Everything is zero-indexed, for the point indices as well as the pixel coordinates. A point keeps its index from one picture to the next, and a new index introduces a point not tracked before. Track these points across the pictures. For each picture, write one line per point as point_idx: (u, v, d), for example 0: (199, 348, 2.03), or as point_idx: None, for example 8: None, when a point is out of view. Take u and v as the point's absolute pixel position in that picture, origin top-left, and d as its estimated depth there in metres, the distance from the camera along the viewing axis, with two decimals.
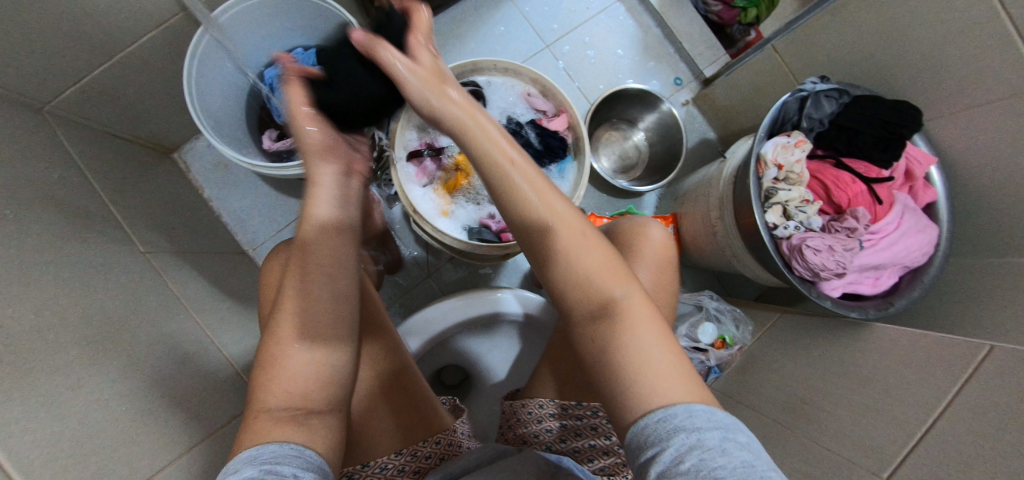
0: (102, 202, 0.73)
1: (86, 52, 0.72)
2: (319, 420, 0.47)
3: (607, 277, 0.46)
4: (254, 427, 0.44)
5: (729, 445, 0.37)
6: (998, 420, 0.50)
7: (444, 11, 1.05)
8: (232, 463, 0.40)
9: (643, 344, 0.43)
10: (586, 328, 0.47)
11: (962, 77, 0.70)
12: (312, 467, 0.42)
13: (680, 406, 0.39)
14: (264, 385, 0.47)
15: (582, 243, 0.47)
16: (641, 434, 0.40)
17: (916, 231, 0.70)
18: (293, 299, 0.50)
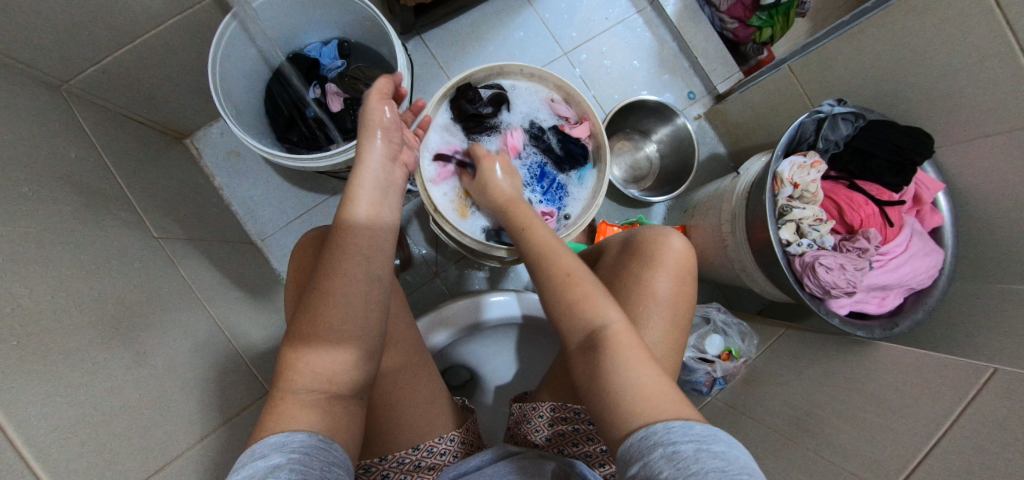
0: (117, 185, 0.72)
1: (109, 34, 0.71)
2: (340, 407, 0.49)
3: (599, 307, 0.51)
4: (280, 410, 0.46)
5: (704, 456, 0.38)
6: (1003, 442, 0.52)
7: (465, 13, 1.06)
8: (259, 447, 0.43)
9: (633, 370, 0.46)
10: (577, 357, 0.50)
11: (973, 108, 0.72)
12: (333, 459, 0.45)
13: (657, 423, 0.41)
14: (290, 363, 0.48)
15: (585, 285, 0.54)
16: (627, 449, 0.41)
17: (924, 254, 0.72)
18: (337, 285, 0.50)
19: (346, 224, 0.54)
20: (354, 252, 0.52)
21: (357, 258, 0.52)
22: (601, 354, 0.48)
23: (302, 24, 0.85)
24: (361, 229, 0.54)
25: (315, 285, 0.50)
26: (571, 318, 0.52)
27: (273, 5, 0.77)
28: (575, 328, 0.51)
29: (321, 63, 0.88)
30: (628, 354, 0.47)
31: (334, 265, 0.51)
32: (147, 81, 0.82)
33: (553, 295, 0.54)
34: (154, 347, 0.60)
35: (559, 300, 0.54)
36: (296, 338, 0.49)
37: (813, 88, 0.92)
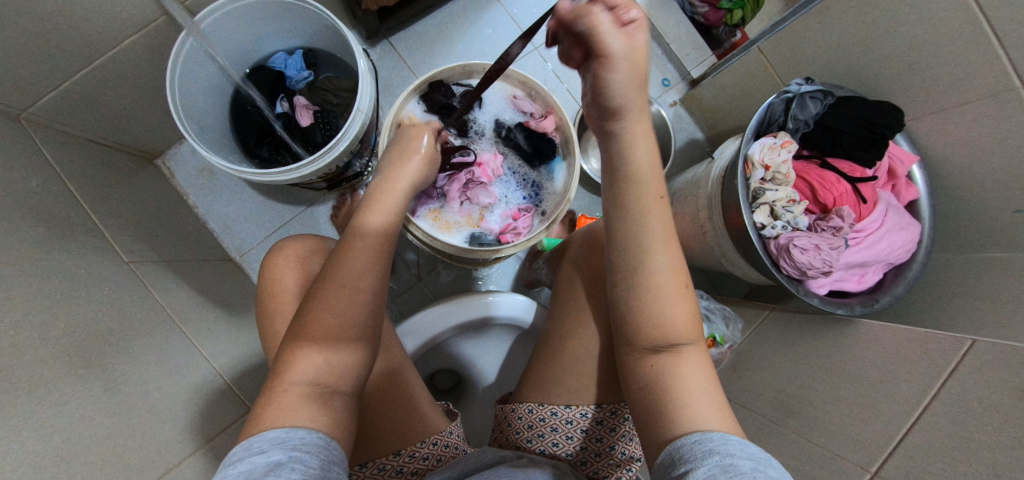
0: (83, 212, 0.71)
1: (64, 59, 0.70)
2: (340, 402, 0.46)
3: (686, 327, 0.48)
4: (280, 401, 0.43)
5: (760, 475, 0.38)
6: (984, 414, 0.52)
7: (432, 13, 1.05)
8: (258, 440, 0.40)
9: (696, 380, 0.47)
10: (642, 360, 0.49)
11: (942, 77, 0.71)
12: (334, 465, 0.41)
13: (715, 434, 0.42)
14: (290, 354, 0.46)
15: (672, 297, 0.48)
16: (677, 450, 0.42)
17: (900, 228, 0.72)
18: (346, 278, 0.49)
19: (360, 233, 0.54)
20: (363, 254, 0.52)
21: (370, 257, 0.52)
22: (671, 369, 0.47)
23: (263, 36, 0.84)
24: (369, 239, 0.53)
25: (325, 278, 0.49)
26: (656, 329, 0.48)
27: (230, 20, 0.75)
28: (657, 334, 0.48)
29: (287, 75, 0.87)
30: (699, 376, 0.47)
31: (342, 260, 0.51)
32: (109, 103, 0.80)
33: (648, 305, 0.48)
34: (127, 374, 0.60)
35: (654, 310, 0.48)
36: (296, 332, 0.47)
37: (784, 67, 0.91)
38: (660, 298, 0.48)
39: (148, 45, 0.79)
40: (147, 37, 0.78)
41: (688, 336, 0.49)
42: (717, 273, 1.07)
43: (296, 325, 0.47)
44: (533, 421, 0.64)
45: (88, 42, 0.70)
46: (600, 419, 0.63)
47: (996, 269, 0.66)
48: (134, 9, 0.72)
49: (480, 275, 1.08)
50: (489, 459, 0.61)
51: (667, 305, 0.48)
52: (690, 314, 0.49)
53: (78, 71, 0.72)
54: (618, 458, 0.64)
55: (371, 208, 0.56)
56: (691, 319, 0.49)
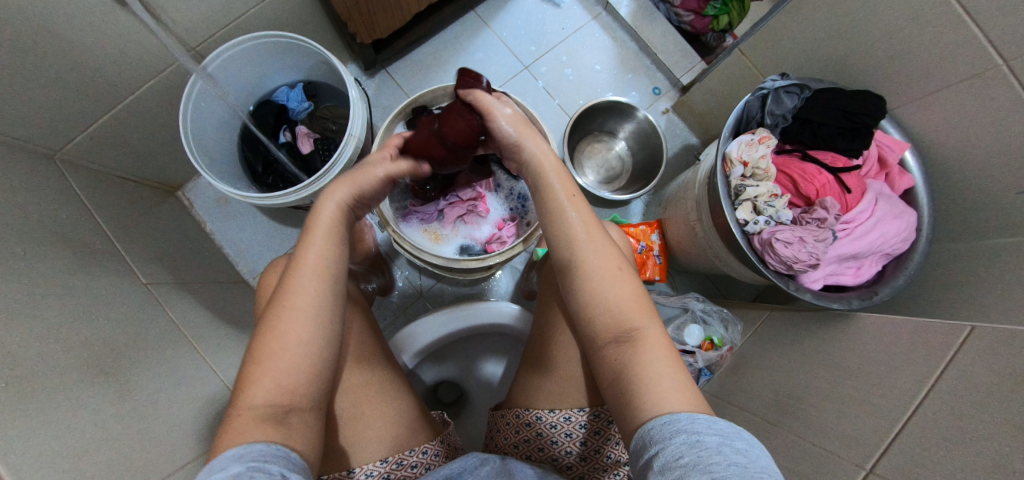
0: (108, 238, 0.78)
1: (93, 103, 0.78)
2: (300, 420, 0.47)
3: (631, 309, 0.51)
4: (236, 424, 0.44)
5: (727, 449, 0.38)
6: (982, 402, 0.49)
7: (425, 42, 1.11)
8: (218, 461, 0.40)
9: (656, 364, 0.47)
10: (608, 351, 0.51)
11: (924, 62, 0.70)
12: (295, 469, 0.43)
13: (683, 414, 0.42)
14: (249, 376, 0.46)
15: (610, 282, 0.53)
16: (647, 433, 0.43)
17: (892, 217, 0.69)
18: (296, 308, 0.49)
19: (297, 274, 0.51)
20: (312, 282, 0.51)
21: (324, 281, 0.51)
22: (628, 355, 0.49)
23: (267, 74, 0.92)
24: (309, 277, 0.51)
25: (279, 307, 0.49)
26: (604, 318, 0.52)
27: (234, 61, 0.83)
28: (609, 323, 0.51)
29: (289, 107, 0.94)
30: (658, 354, 0.48)
31: (284, 302, 0.49)
32: (134, 141, 0.89)
33: (591, 296, 0.53)
34: (140, 383, 0.64)
35: (598, 300, 0.52)
36: (255, 356, 0.47)
37: (767, 66, 0.92)
38: (603, 288, 0.53)
39: (166, 87, 0.88)
40: (165, 80, 0.86)
41: (639, 318, 0.51)
42: (719, 277, 1.05)
43: (253, 351, 0.48)
44: (520, 426, 0.65)
45: (113, 86, 0.79)
46: (586, 423, 0.62)
47: (1000, 252, 0.62)
48: (153, 56, 0.81)
49: (480, 289, 1.10)
50: (471, 464, 0.59)
51: (606, 291, 0.52)
52: (632, 296, 0.52)
53: (105, 113, 0.81)
54: (603, 461, 0.63)
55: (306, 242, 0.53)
56: (637, 300, 0.52)
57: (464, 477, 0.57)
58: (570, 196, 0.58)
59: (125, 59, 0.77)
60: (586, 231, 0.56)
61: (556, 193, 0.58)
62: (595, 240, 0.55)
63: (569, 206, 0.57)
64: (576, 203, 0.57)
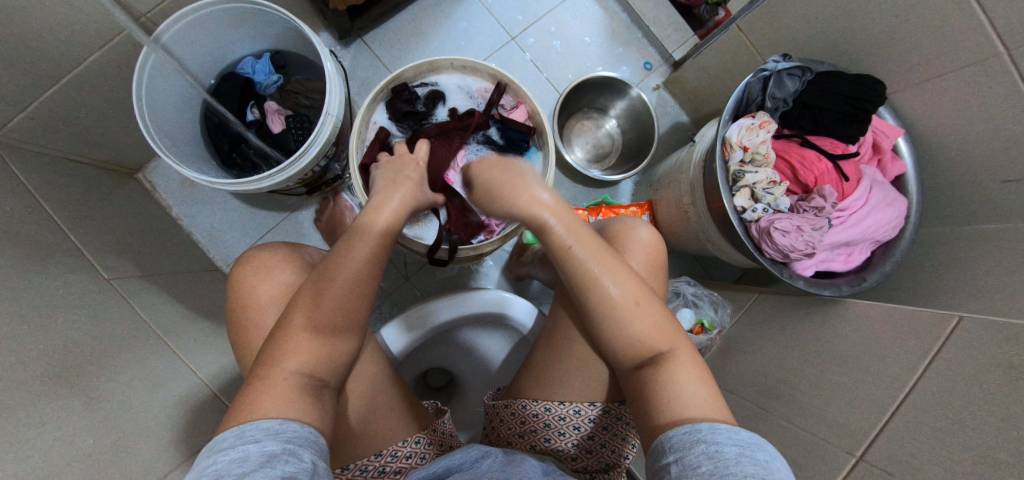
0: (61, 231, 0.71)
1: (31, 78, 0.69)
2: (328, 397, 0.47)
3: (658, 337, 0.51)
4: (268, 388, 0.43)
5: (745, 460, 0.38)
6: (969, 393, 0.50)
7: (404, 9, 1.03)
8: (251, 427, 0.39)
9: (685, 384, 0.47)
10: (636, 377, 0.51)
11: (926, 45, 0.69)
12: (324, 457, 0.41)
13: (705, 424, 0.43)
14: (284, 345, 0.46)
15: (631, 316, 0.51)
16: (667, 439, 0.43)
17: (885, 205, 0.70)
18: (342, 295, 0.48)
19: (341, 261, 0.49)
20: (355, 279, 0.49)
21: (367, 273, 0.50)
22: (659, 378, 0.49)
23: (227, 42, 0.83)
24: (357, 264, 0.50)
25: (323, 286, 0.48)
26: (631, 347, 0.51)
27: (191, 30, 0.75)
28: (636, 351, 0.51)
29: (255, 80, 0.86)
30: (689, 376, 0.48)
31: (328, 282, 0.48)
32: (82, 120, 0.80)
33: (615, 329, 0.51)
34: (110, 391, 0.60)
35: (624, 333, 0.51)
36: (285, 325, 0.47)
37: (764, 44, 0.89)
38: (631, 318, 0.51)
39: (115, 59, 0.78)
40: (113, 51, 0.77)
41: (667, 343, 0.51)
42: (707, 258, 1.06)
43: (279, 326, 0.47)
44: (526, 417, 0.63)
45: (52, 58, 0.70)
46: (595, 417, 0.62)
47: (986, 241, 0.64)
48: (97, 23, 0.72)
49: (468, 273, 1.08)
50: (475, 455, 0.58)
51: (631, 323, 0.51)
52: (660, 322, 0.51)
53: (46, 89, 0.71)
54: (608, 456, 0.63)
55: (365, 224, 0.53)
56: (664, 326, 0.51)
57: (465, 468, 0.56)
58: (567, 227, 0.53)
59: (63, 26, 0.68)
60: (602, 265, 0.52)
61: (555, 235, 0.53)
62: (614, 271, 0.52)
63: (574, 245, 0.52)
64: (579, 238, 0.53)
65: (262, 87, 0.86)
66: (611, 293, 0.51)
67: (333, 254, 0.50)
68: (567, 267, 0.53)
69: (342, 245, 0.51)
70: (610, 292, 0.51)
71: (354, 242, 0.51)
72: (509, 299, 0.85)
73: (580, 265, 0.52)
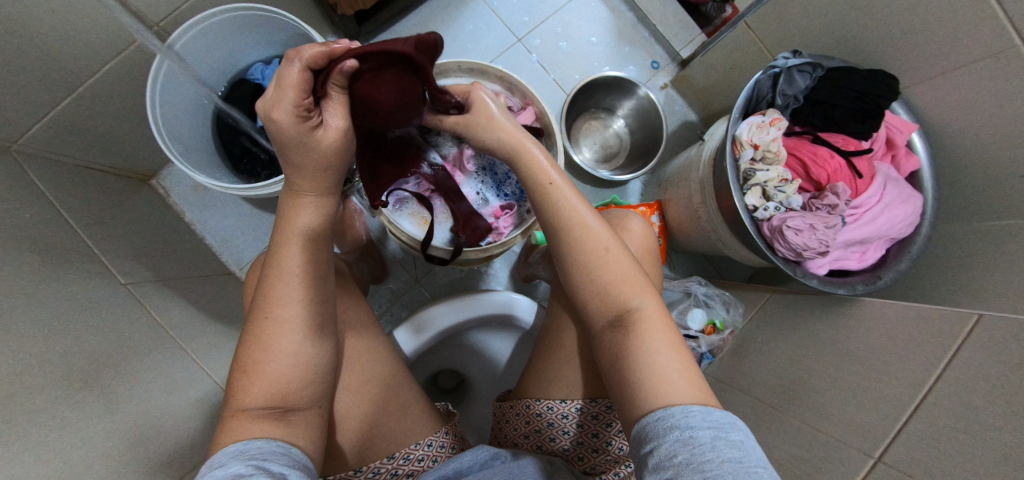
0: (79, 237, 0.72)
1: (48, 88, 0.70)
2: (300, 420, 0.44)
3: (628, 288, 0.50)
4: (232, 425, 0.41)
5: (720, 444, 0.38)
6: (989, 393, 0.49)
7: (411, 13, 1.04)
8: (217, 456, 0.38)
9: (655, 347, 0.46)
10: (607, 335, 0.50)
11: (940, 38, 0.68)
12: (298, 465, 0.41)
13: (676, 406, 0.41)
14: (240, 379, 0.44)
15: (598, 267, 0.51)
16: (643, 428, 0.42)
17: (900, 202, 0.69)
18: (290, 311, 0.45)
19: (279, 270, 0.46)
20: (302, 281, 0.46)
21: (311, 283, 0.47)
22: (624, 337, 0.48)
23: (239, 50, 0.84)
24: (294, 275, 0.46)
25: (265, 313, 0.45)
26: (602, 300, 0.51)
27: (204, 38, 0.76)
28: (606, 305, 0.51)
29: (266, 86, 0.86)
30: (655, 334, 0.47)
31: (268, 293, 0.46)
32: (97, 128, 0.82)
33: (586, 277, 0.52)
34: (126, 394, 0.60)
35: (595, 282, 0.51)
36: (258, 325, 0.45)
37: (773, 41, 0.88)
38: (600, 267, 0.51)
39: (129, 68, 0.80)
40: (127, 60, 0.78)
41: (633, 296, 0.50)
42: (718, 258, 1.05)
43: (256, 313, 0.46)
44: (529, 417, 0.63)
45: (69, 68, 0.71)
46: (595, 413, 0.61)
47: (1006, 237, 0.62)
48: (111, 33, 0.73)
49: (477, 275, 1.08)
50: (483, 457, 0.58)
51: (598, 274, 0.51)
52: (629, 275, 0.51)
53: (62, 98, 0.73)
54: (614, 453, 0.62)
55: (286, 239, 0.47)
56: (634, 280, 0.51)
57: (474, 472, 0.57)
58: (551, 181, 0.55)
59: (77, 37, 0.69)
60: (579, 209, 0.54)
61: (539, 180, 0.55)
62: (587, 211, 0.54)
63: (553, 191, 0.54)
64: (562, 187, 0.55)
65: None
66: (587, 236, 0.52)
67: (269, 263, 0.47)
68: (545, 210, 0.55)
69: (276, 248, 0.47)
70: (586, 233, 0.53)
71: (290, 239, 0.47)
72: (515, 300, 0.85)
73: (551, 202, 0.54)
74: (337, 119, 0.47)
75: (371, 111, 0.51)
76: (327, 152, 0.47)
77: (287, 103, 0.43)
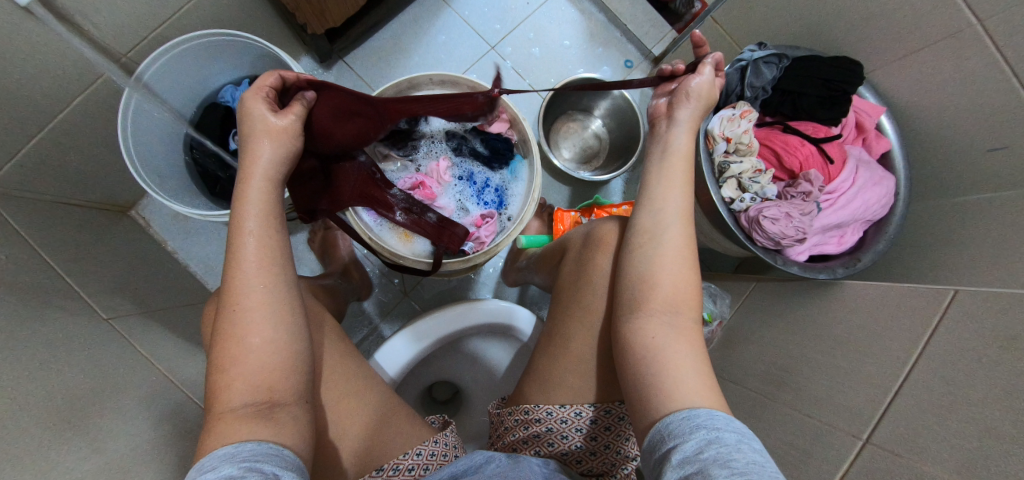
0: (58, 274, 0.70)
1: (18, 126, 0.69)
2: (288, 415, 0.42)
3: (690, 301, 0.51)
4: (219, 429, 0.40)
5: (745, 447, 0.39)
6: (970, 368, 0.50)
7: (383, 28, 1.04)
8: (209, 459, 0.38)
9: (684, 361, 0.47)
10: (646, 324, 0.50)
11: (897, 23, 0.70)
12: (291, 467, 0.39)
13: (701, 409, 0.43)
14: (218, 378, 0.42)
15: (674, 272, 0.51)
16: (664, 427, 0.43)
17: (874, 184, 0.70)
18: (256, 296, 0.43)
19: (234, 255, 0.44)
20: (260, 263, 0.44)
21: (272, 265, 0.45)
22: (667, 338, 0.49)
23: (204, 75, 0.84)
24: (247, 258, 0.44)
25: (232, 303, 0.43)
26: (660, 294, 0.51)
27: (169, 67, 0.77)
28: (661, 302, 0.50)
29: (236, 107, 0.86)
30: (689, 352, 0.48)
31: (229, 280, 0.44)
32: (71, 162, 0.81)
33: (658, 270, 0.51)
34: (110, 430, 0.59)
35: (663, 278, 0.51)
36: (232, 328, 0.42)
37: (741, 34, 0.90)
38: (672, 275, 0.51)
39: (101, 100, 0.79)
40: (98, 93, 0.78)
41: (688, 311, 0.51)
42: (703, 250, 1.06)
43: (229, 299, 0.43)
44: (529, 422, 0.63)
45: (38, 105, 0.70)
46: (596, 418, 0.61)
47: (974, 211, 0.64)
48: (81, 67, 0.72)
49: (466, 283, 1.08)
50: (480, 460, 0.58)
51: (669, 275, 0.51)
52: (690, 289, 0.52)
53: (33, 137, 0.72)
54: (613, 457, 0.63)
55: (238, 222, 0.45)
56: (692, 295, 0.52)
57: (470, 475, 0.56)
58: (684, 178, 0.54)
59: (48, 74, 0.68)
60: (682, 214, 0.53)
61: (672, 171, 0.54)
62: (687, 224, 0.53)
63: (677, 188, 0.54)
64: (686, 188, 0.54)
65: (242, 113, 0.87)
66: (678, 237, 0.52)
67: (227, 248, 0.45)
68: (654, 195, 0.54)
69: (233, 226, 0.45)
70: (677, 235, 0.52)
71: (243, 219, 0.45)
72: (491, 304, 0.85)
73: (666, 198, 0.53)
74: (298, 116, 0.50)
75: (325, 140, 0.59)
76: (280, 146, 0.48)
77: (257, 95, 0.49)
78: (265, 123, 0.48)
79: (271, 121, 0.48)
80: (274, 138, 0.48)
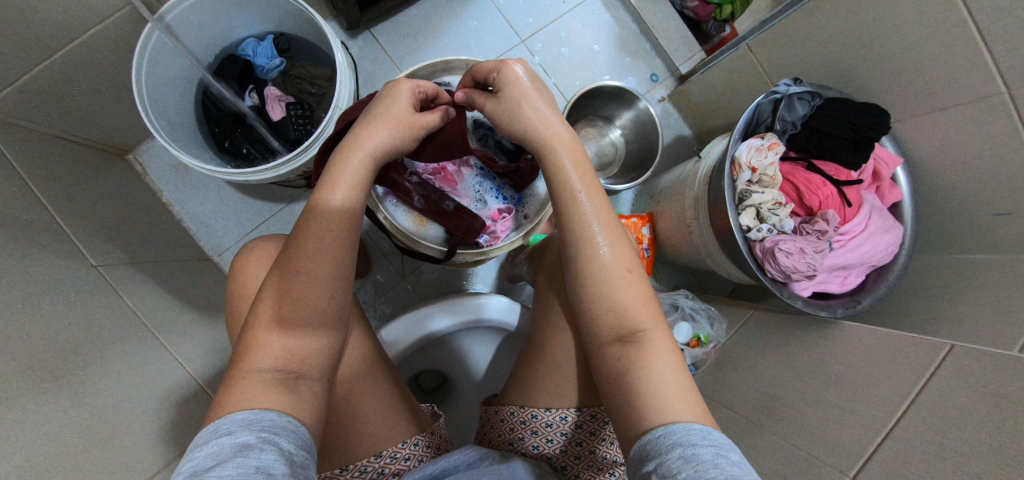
0: (48, 212, 0.67)
1: (20, 49, 0.64)
2: (309, 388, 0.43)
3: (640, 311, 0.50)
4: (241, 388, 0.40)
5: (722, 462, 0.38)
6: (960, 421, 0.52)
7: (414, 4, 1.02)
8: (226, 421, 0.37)
9: (659, 373, 0.47)
10: (611, 350, 0.50)
11: (928, 79, 0.71)
12: (303, 445, 0.39)
13: (676, 424, 0.42)
14: (254, 337, 0.43)
15: (619, 286, 0.51)
16: (644, 447, 0.42)
17: (883, 232, 0.72)
18: (322, 268, 0.45)
19: (317, 213, 0.46)
20: (333, 233, 0.46)
21: (338, 240, 0.46)
22: (630, 357, 0.49)
23: (229, 25, 0.81)
24: (326, 223, 0.46)
25: (295, 265, 0.44)
26: (606, 322, 0.51)
27: (192, 11, 0.73)
28: (617, 324, 0.50)
29: (256, 63, 0.83)
30: (664, 359, 0.48)
31: (301, 240, 0.45)
32: (74, 96, 0.76)
33: (602, 293, 0.51)
34: (94, 383, 0.57)
35: (609, 300, 0.51)
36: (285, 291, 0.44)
37: (773, 65, 0.91)
38: (617, 290, 0.51)
39: (114, 36, 0.75)
40: (112, 27, 0.74)
41: (647, 321, 0.50)
42: (704, 271, 1.08)
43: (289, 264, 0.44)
44: (514, 424, 0.63)
45: (45, 31, 0.66)
46: (580, 423, 0.61)
47: (976, 269, 0.66)
48: None
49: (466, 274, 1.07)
50: (469, 459, 0.57)
51: (614, 293, 0.51)
52: (643, 296, 0.52)
53: (36, 63, 0.67)
54: (598, 462, 0.62)
55: (328, 185, 0.47)
56: (646, 302, 0.51)
57: (459, 471, 0.56)
58: (586, 189, 0.54)
59: None
60: (607, 230, 0.53)
61: (569, 186, 0.54)
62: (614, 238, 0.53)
63: (583, 197, 0.53)
64: (590, 193, 0.54)
65: (263, 70, 0.84)
66: (607, 254, 0.52)
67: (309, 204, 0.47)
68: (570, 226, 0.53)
69: (320, 191, 0.47)
70: (606, 252, 0.52)
71: (334, 185, 0.47)
72: (496, 299, 0.85)
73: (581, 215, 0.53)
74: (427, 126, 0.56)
75: None
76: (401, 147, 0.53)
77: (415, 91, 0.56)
78: (404, 115, 0.53)
79: (420, 121, 0.55)
80: (406, 137, 0.53)
